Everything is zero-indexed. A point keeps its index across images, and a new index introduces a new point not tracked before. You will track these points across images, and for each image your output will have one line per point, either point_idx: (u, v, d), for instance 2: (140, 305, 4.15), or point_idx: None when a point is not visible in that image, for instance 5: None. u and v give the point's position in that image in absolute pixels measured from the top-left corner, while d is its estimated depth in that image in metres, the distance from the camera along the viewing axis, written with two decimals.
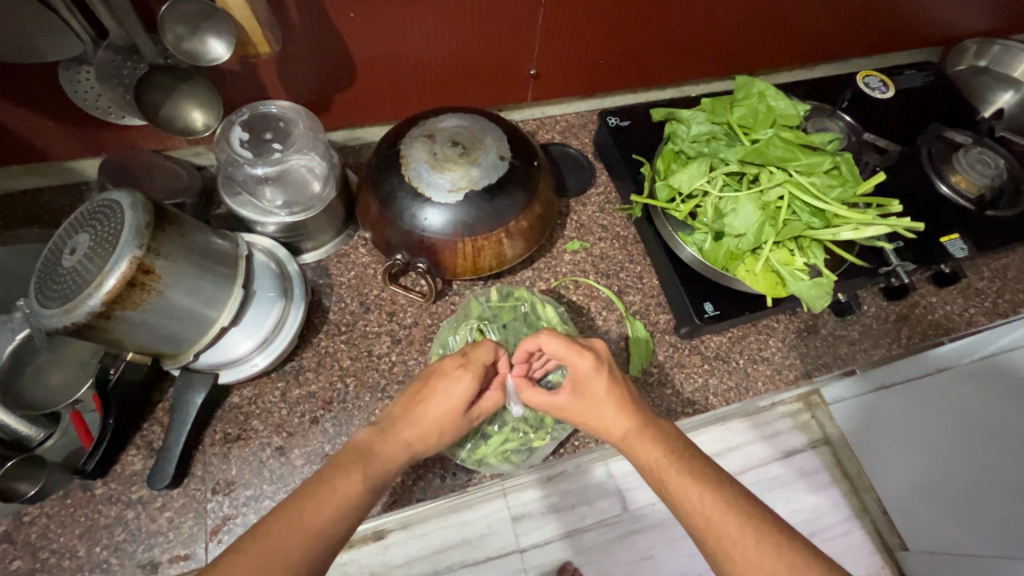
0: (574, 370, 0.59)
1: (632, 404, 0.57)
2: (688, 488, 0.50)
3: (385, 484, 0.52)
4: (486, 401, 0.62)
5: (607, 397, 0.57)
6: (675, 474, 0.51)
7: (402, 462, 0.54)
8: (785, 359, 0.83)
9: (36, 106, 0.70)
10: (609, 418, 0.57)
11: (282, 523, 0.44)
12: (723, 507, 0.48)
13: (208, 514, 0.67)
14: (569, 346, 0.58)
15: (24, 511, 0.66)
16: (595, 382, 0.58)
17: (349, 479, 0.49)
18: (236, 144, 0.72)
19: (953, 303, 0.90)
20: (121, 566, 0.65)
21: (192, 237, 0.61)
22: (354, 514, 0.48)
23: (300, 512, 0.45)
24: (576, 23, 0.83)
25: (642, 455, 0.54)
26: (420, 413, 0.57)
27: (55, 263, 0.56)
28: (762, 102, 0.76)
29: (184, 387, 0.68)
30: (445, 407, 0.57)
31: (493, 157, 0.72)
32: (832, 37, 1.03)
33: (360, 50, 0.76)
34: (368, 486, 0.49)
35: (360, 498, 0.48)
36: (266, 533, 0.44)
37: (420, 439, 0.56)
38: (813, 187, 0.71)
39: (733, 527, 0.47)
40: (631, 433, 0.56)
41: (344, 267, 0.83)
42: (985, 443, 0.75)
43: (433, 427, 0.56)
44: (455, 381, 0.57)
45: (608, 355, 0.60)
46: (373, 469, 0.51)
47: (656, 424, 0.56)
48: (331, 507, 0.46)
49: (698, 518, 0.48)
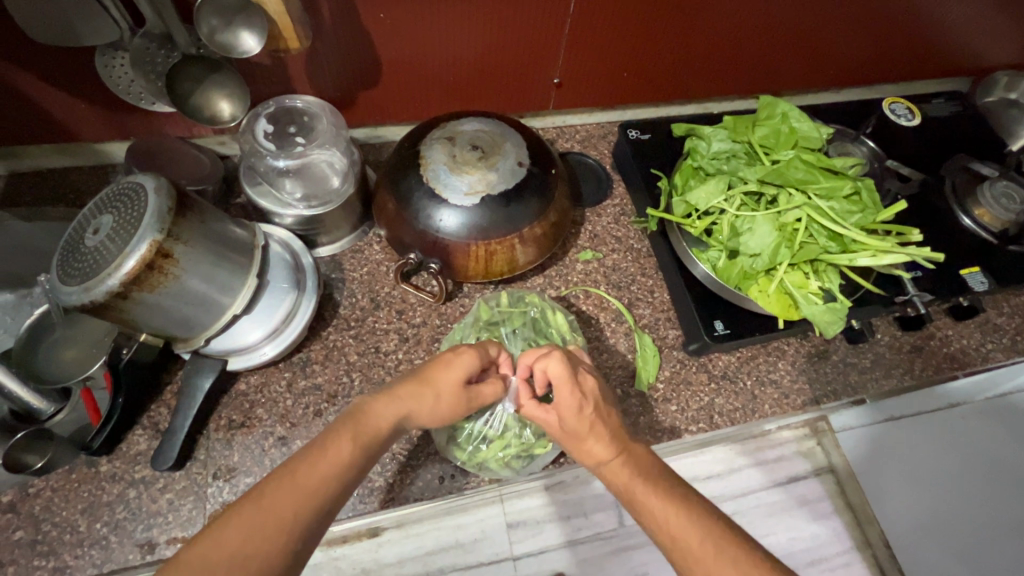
0: (560, 405, 0.59)
1: (612, 435, 0.57)
2: (656, 505, 0.50)
3: (381, 445, 0.51)
4: (488, 388, 0.63)
5: (588, 432, 0.57)
6: (645, 490, 0.52)
7: (395, 425, 0.53)
8: (794, 384, 0.82)
9: (72, 88, 0.72)
10: (594, 450, 0.56)
11: (279, 487, 0.44)
12: (687, 522, 0.48)
13: (207, 498, 0.67)
14: (566, 378, 0.59)
15: (30, 483, 0.67)
16: (576, 419, 0.57)
17: (341, 441, 0.48)
18: (260, 135, 0.73)
19: (970, 336, 0.89)
20: (120, 544, 0.65)
21: (211, 224, 0.63)
22: (348, 478, 0.47)
23: (295, 474, 0.45)
24: (601, 32, 0.83)
25: (612, 475, 0.55)
26: (424, 379, 0.57)
27: (78, 242, 0.57)
28: (785, 123, 0.75)
29: (193, 371, 0.68)
30: (447, 379, 0.58)
31: (512, 163, 0.73)
32: (860, 61, 1.02)
33: (387, 50, 0.78)
34: (358, 446, 0.49)
35: (352, 461, 0.48)
36: (260, 498, 0.43)
37: (414, 409, 0.55)
38: (831, 212, 0.70)
39: (697, 543, 0.47)
40: (614, 458, 0.55)
41: (357, 262, 0.84)
42: (984, 482, 0.83)
43: (434, 393, 0.57)
44: (458, 355, 0.60)
45: (597, 395, 0.60)
46: (365, 430, 0.50)
47: (631, 454, 0.56)
48: (327, 470, 0.46)
49: (665, 534, 0.48)
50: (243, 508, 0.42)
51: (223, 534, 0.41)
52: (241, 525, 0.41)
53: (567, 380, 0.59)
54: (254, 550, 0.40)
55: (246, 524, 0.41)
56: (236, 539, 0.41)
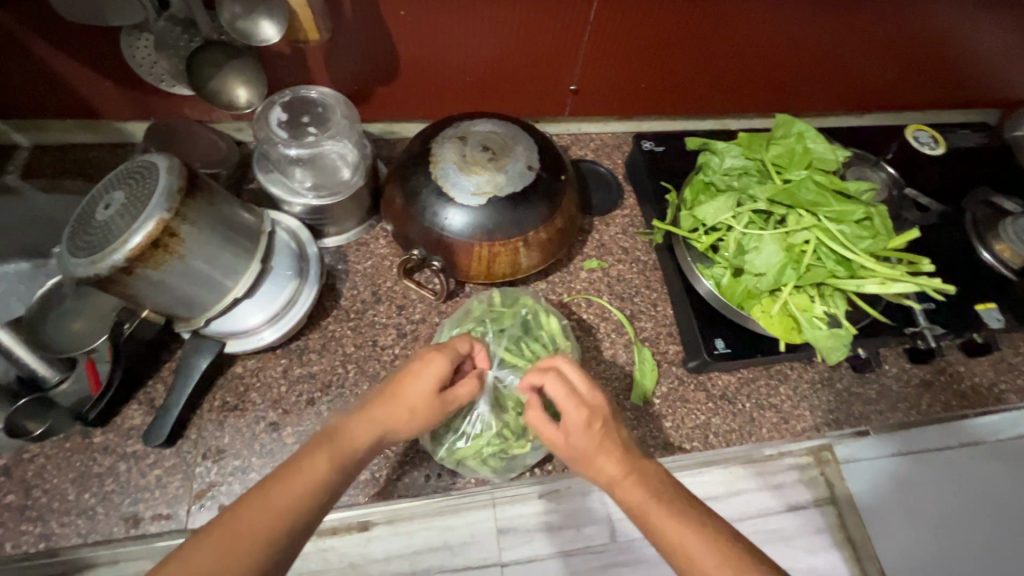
0: (567, 423, 0.55)
1: (622, 451, 0.54)
2: (670, 529, 0.48)
3: (358, 462, 0.51)
4: (464, 386, 0.60)
5: (596, 452, 0.54)
6: (659, 513, 0.50)
7: (371, 443, 0.52)
8: (794, 409, 0.80)
9: (98, 66, 0.74)
10: (602, 466, 0.53)
11: (248, 509, 0.45)
12: (704, 545, 0.47)
13: (195, 478, 0.68)
14: (568, 396, 0.56)
15: (26, 449, 0.68)
16: (584, 438, 0.54)
17: (315, 461, 0.48)
18: (274, 123, 0.74)
19: (982, 374, 0.86)
20: (106, 516, 0.65)
21: (219, 207, 0.64)
22: (322, 497, 0.47)
23: (265, 495, 0.46)
24: (620, 40, 0.84)
25: (627, 498, 0.52)
26: (394, 393, 0.55)
27: (89, 216, 0.58)
28: (800, 142, 0.74)
29: (191, 351, 0.69)
30: (416, 389, 0.56)
31: (521, 166, 0.73)
32: (884, 87, 1.00)
33: (406, 47, 0.78)
34: (333, 465, 0.49)
35: (327, 480, 0.48)
36: (229, 518, 0.44)
37: (388, 423, 0.54)
38: (841, 235, 0.69)
39: (714, 564, 0.46)
40: (627, 479, 0.52)
41: (362, 255, 0.84)
42: (993, 526, 0.81)
43: (406, 408, 0.54)
44: (428, 363, 0.57)
45: (604, 410, 0.56)
46: (341, 450, 0.50)
47: (643, 469, 0.53)
48: (297, 492, 0.46)
49: (681, 558, 0.47)
50: (210, 530, 0.44)
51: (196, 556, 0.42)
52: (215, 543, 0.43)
53: (569, 400, 0.56)
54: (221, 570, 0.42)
55: (217, 544, 0.43)
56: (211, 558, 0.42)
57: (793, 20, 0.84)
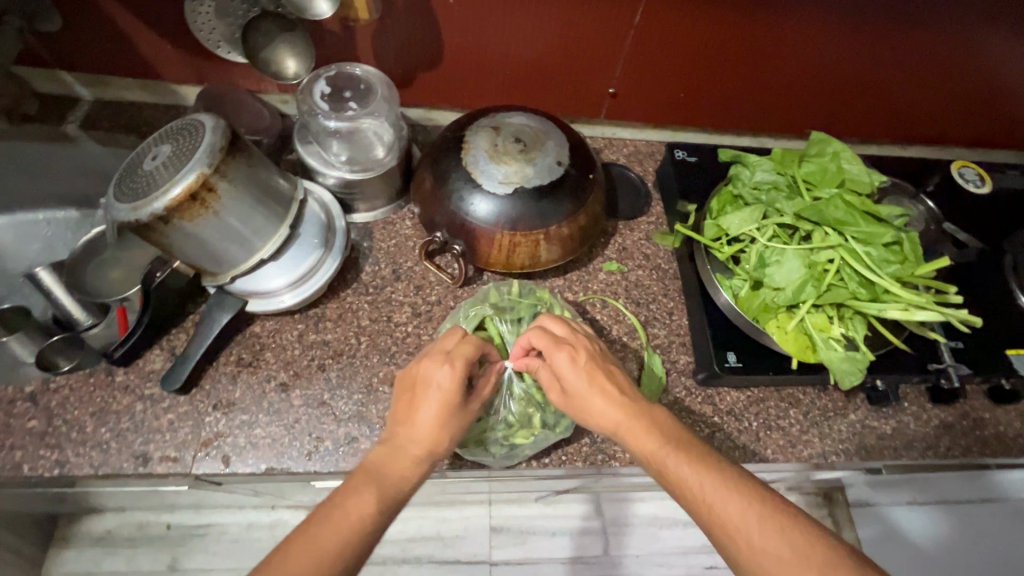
0: (558, 368, 0.61)
1: (621, 397, 0.59)
2: (688, 475, 0.52)
3: (403, 497, 0.54)
4: (482, 387, 0.65)
5: (590, 388, 0.59)
6: (676, 459, 0.54)
7: (415, 477, 0.56)
8: (803, 435, 0.77)
9: (163, 28, 0.79)
10: (600, 409, 0.58)
11: (296, 552, 0.46)
12: (724, 493, 0.50)
13: (204, 426, 0.70)
14: (552, 344, 0.63)
15: (52, 379, 0.71)
16: (575, 375, 0.60)
17: (360, 499, 0.51)
18: (317, 95, 0.77)
19: (1009, 423, 0.81)
20: (118, 452, 0.68)
21: (256, 169, 0.66)
22: (370, 533, 0.50)
23: (312, 537, 0.48)
24: (662, 47, 0.84)
25: (638, 443, 0.56)
26: (415, 417, 0.58)
27: (137, 166, 0.62)
28: (834, 161, 0.73)
29: (214, 305, 0.72)
30: (436, 406, 0.58)
31: (551, 161, 0.74)
32: (931, 120, 0.98)
33: (451, 35, 0.81)
34: (380, 504, 0.51)
35: (374, 516, 0.50)
36: (281, 561, 0.46)
37: (427, 447, 0.57)
38: (867, 257, 0.67)
39: (738, 510, 0.50)
40: (629, 420, 0.57)
41: (388, 234, 0.86)
42: None
43: (434, 428, 0.57)
44: (436, 377, 0.59)
45: (590, 351, 0.63)
46: (387, 488, 0.53)
47: (645, 412, 0.58)
48: (344, 531, 0.48)
49: (701, 504, 0.51)
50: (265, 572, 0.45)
51: None
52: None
53: (552, 347, 0.62)
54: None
55: None
56: None
57: (840, 41, 0.83)
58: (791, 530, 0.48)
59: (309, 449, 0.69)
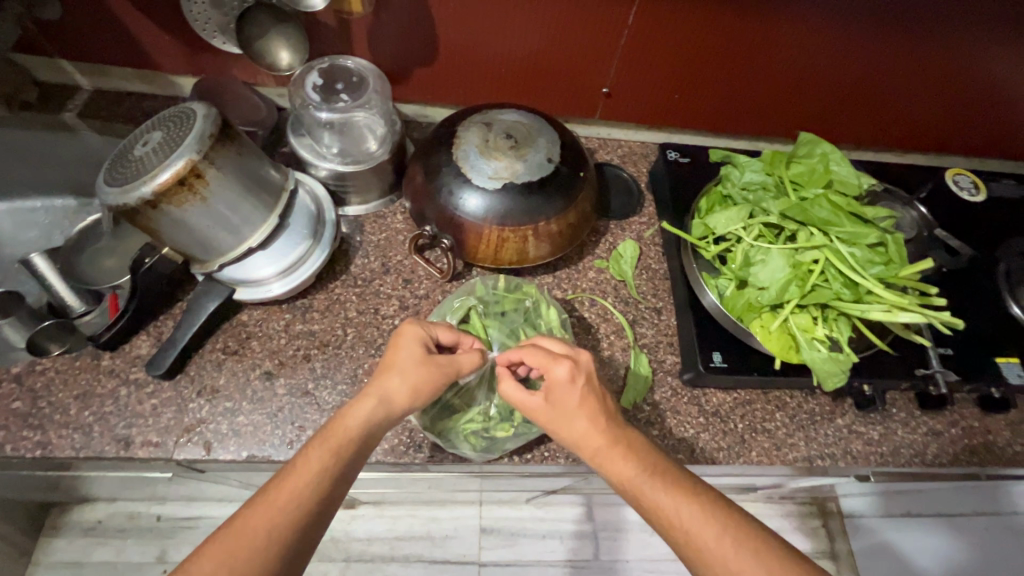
0: (552, 379, 0.59)
1: (606, 421, 0.57)
2: (665, 501, 0.52)
3: (356, 448, 0.53)
4: (467, 360, 0.63)
5: (578, 409, 0.58)
6: (652, 486, 0.53)
7: (369, 426, 0.55)
8: (789, 437, 0.76)
9: (161, 19, 0.80)
10: (581, 430, 0.57)
11: (253, 519, 0.46)
12: (702, 520, 0.50)
13: (187, 412, 0.70)
14: (550, 359, 0.61)
15: (39, 361, 0.71)
16: (569, 391, 0.59)
17: (311, 454, 0.51)
18: (309, 87, 0.78)
19: (998, 432, 0.80)
20: (100, 435, 0.68)
21: (247, 159, 0.67)
22: (323, 484, 0.49)
23: (266, 499, 0.47)
24: (658, 48, 0.84)
25: (616, 472, 0.55)
26: (384, 368, 0.59)
27: (128, 151, 0.63)
28: (822, 162, 0.73)
29: (202, 293, 0.72)
30: (403, 356, 0.59)
31: (540, 157, 0.75)
32: (926, 128, 0.98)
33: (445, 31, 0.81)
34: (330, 454, 0.51)
35: (324, 469, 0.50)
36: (232, 520, 0.46)
37: (383, 392, 0.57)
38: (851, 258, 0.67)
39: (714, 534, 0.49)
40: (608, 446, 0.56)
41: (378, 227, 0.86)
42: None
43: (396, 377, 0.58)
44: (399, 335, 0.61)
45: (589, 367, 0.61)
46: (340, 440, 0.53)
47: (626, 438, 0.57)
48: (296, 484, 0.48)
49: (680, 534, 0.50)
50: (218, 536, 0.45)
51: (213, 543, 0.45)
52: (223, 542, 0.45)
53: (551, 359, 0.60)
54: (239, 571, 0.43)
55: (225, 543, 0.45)
56: (222, 557, 0.44)
57: (831, 45, 0.83)
58: (766, 553, 0.48)
59: (290, 438, 0.69)
